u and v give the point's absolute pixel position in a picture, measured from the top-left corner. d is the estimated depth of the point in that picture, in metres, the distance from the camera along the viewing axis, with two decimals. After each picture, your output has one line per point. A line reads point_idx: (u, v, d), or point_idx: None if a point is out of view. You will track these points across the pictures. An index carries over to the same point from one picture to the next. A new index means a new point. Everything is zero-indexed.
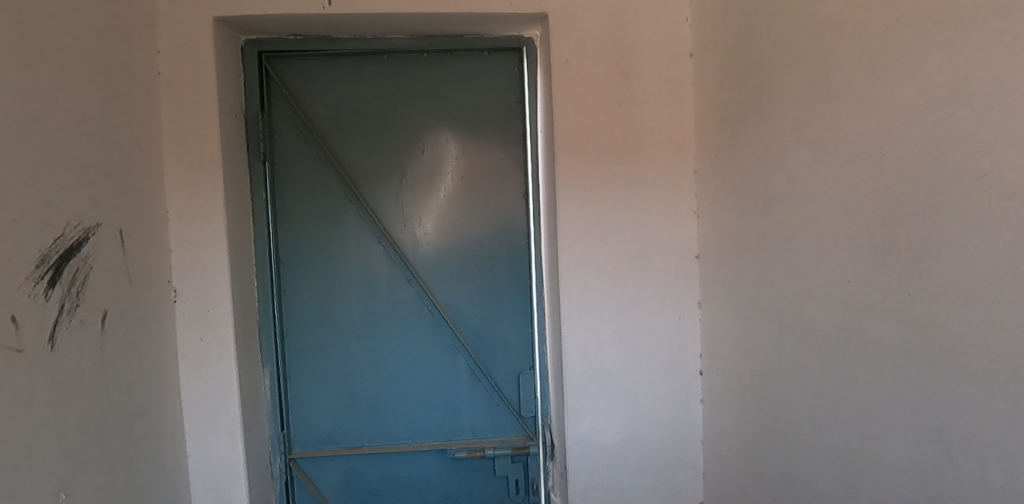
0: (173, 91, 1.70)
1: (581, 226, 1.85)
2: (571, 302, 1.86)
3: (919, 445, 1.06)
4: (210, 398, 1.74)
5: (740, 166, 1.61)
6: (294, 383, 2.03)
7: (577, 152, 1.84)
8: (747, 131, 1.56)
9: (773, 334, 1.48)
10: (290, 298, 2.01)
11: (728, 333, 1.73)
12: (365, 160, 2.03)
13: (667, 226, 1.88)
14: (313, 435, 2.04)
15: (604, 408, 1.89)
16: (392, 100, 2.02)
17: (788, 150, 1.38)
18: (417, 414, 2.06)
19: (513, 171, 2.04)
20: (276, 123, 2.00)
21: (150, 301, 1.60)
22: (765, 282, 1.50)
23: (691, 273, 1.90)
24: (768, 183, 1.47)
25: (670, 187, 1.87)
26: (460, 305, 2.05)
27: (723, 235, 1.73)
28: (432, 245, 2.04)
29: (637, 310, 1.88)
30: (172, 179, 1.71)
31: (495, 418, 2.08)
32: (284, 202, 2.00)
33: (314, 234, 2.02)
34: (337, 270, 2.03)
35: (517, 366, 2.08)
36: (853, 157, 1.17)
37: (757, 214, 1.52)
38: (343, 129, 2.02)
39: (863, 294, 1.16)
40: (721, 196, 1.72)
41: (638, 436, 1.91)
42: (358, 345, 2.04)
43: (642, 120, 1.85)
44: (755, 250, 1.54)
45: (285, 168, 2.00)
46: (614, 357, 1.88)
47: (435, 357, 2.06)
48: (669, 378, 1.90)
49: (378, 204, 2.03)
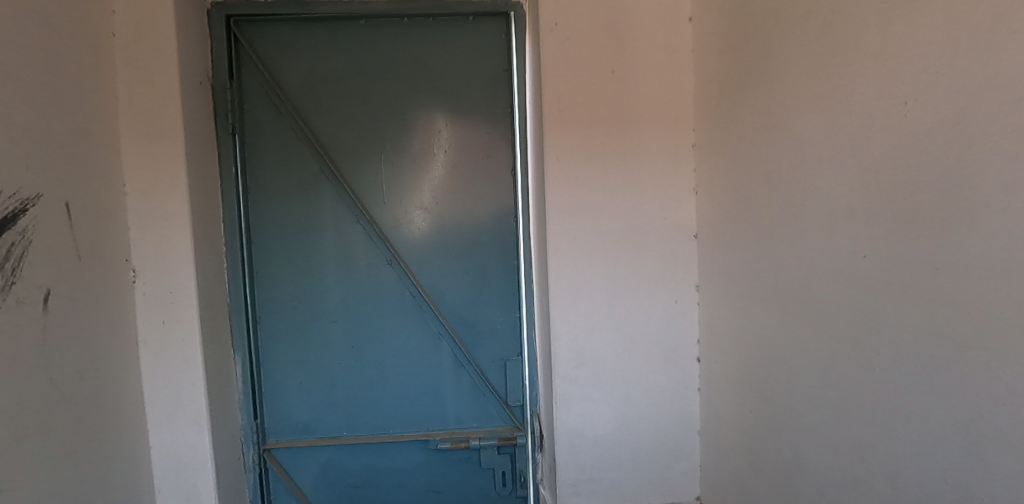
0: (132, 53, 1.57)
1: (572, 203, 1.73)
2: (561, 284, 1.74)
3: (947, 438, 0.94)
4: (173, 386, 1.63)
5: (743, 135, 1.49)
6: (268, 369, 1.92)
7: (567, 123, 1.71)
8: (750, 99, 1.45)
9: (778, 317, 1.37)
10: (263, 279, 1.90)
11: (728, 317, 1.62)
12: (341, 133, 1.90)
13: (664, 204, 1.76)
14: (288, 425, 1.93)
15: (596, 397, 1.78)
16: (370, 69, 1.89)
17: (796, 114, 1.26)
18: (398, 403, 1.95)
19: (499, 145, 1.92)
20: (247, 92, 1.87)
21: (105, 281, 1.48)
22: (769, 262, 1.39)
23: (690, 253, 1.78)
24: (774, 152, 1.35)
25: (667, 161, 1.75)
26: (443, 289, 1.94)
27: (723, 213, 1.62)
28: (414, 224, 1.92)
29: (631, 293, 1.77)
30: (129, 150, 1.58)
31: (481, 408, 1.97)
32: (256, 177, 1.88)
33: (288, 212, 1.90)
34: (313, 250, 1.91)
35: (504, 352, 1.96)
36: (873, 116, 1.05)
37: (762, 189, 1.40)
38: (317, 100, 1.89)
39: (880, 271, 1.05)
40: (721, 171, 1.61)
41: (631, 427, 1.80)
42: (335, 330, 1.92)
43: (637, 89, 1.73)
44: (759, 226, 1.43)
45: (256, 141, 1.88)
46: (606, 343, 1.77)
47: (417, 343, 1.94)
48: (666, 366, 1.79)
49: (356, 180, 1.90)
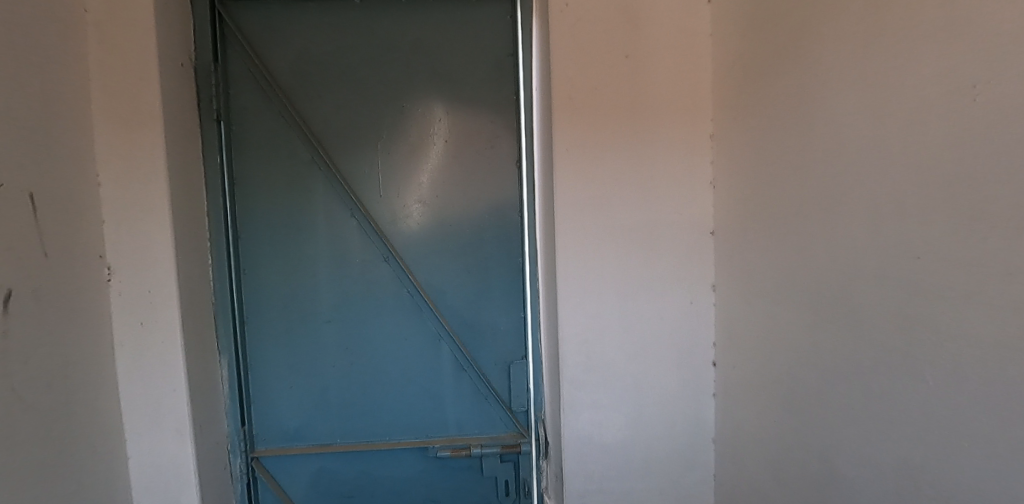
0: (106, 31, 1.44)
1: (582, 197, 1.62)
2: (570, 283, 1.64)
3: (1015, 462, 0.85)
4: (153, 392, 1.51)
5: (770, 125, 1.38)
6: (257, 372, 1.80)
7: (578, 111, 1.60)
8: (778, 87, 1.34)
9: (807, 321, 1.27)
10: (251, 277, 1.78)
11: (749, 320, 1.52)
12: (334, 120, 1.78)
13: (679, 198, 1.66)
14: (278, 431, 1.82)
15: (606, 403, 1.68)
16: (366, 52, 1.77)
17: (833, 100, 1.15)
18: (395, 409, 1.84)
19: (503, 134, 1.81)
20: (233, 76, 1.75)
21: (76, 280, 1.36)
22: (798, 263, 1.29)
23: (705, 251, 1.68)
24: (806, 144, 1.24)
25: (683, 153, 1.65)
26: (443, 287, 1.82)
27: (744, 209, 1.51)
28: (413, 218, 1.80)
29: (644, 293, 1.67)
30: (103, 137, 1.45)
31: (483, 413, 1.86)
32: (243, 167, 1.76)
33: (278, 205, 1.77)
34: (304, 246, 1.79)
35: (507, 354, 1.85)
36: (929, 102, 0.95)
37: (792, 183, 1.30)
38: (309, 85, 1.77)
39: (935, 275, 0.95)
40: (743, 163, 1.51)
41: (642, 434, 1.70)
42: (328, 330, 1.80)
43: (652, 76, 1.62)
44: (787, 222, 1.33)
45: (243, 129, 1.76)
46: (617, 346, 1.67)
47: (415, 344, 1.83)
48: (679, 370, 1.69)
49: (350, 170, 1.78)
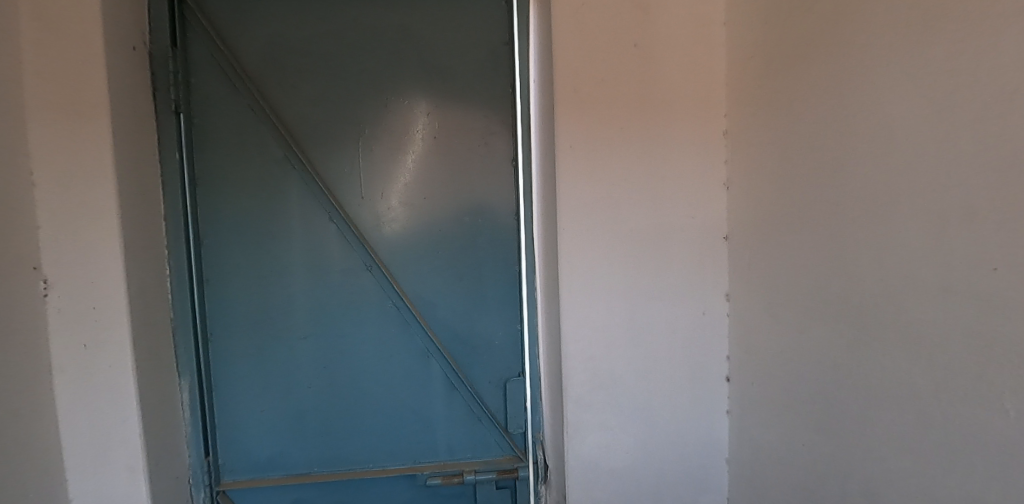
0: (42, 6, 1.24)
1: (588, 199, 1.47)
2: (575, 294, 1.49)
3: None
4: (99, 424, 1.31)
5: (797, 120, 1.25)
6: (222, 396, 1.60)
7: (584, 104, 1.45)
8: (808, 78, 1.22)
9: (846, 337, 1.14)
10: (215, 289, 1.58)
11: (770, 332, 1.39)
12: (311, 113, 1.59)
13: (691, 201, 1.52)
14: (248, 461, 1.62)
15: (613, 424, 1.53)
16: (346, 38, 1.59)
17: (881, 92, 1.03)
18: (380, 433, 1.66)
19: (499, 131, 1.65)
20: (194, 62, 1.55)
21: (4, 298, 1.15)
22: (834, 273, 1.16)
23: (719, 258, 1.54)
24: (845, 141, 1.12)
25: (695, 152, 1.51)
26: (432, 299, 1.66)
27: (763, 213, 1.39)
28: (398, 223, 1.63)
29: (653, 304, 1.53)
30: (40, 130, 1.25)
31: (476, 435, 1.70)
32: (206, 165, 1.56)
33: (246, 208, 1.58)
34: (277, 253, 1.60)
35: (503, 371, 1.69)
36: (1012, 92, 0.83)
37: (826, 184, 1.17)
38: (281, 74, 1.58)
39: (1016, 290, 0.83)
40: (764, 163, 1.38)
41: (652, 457, 1.56)
42: (304, 348, 1.62)
43: (663, 67, 1.49)
44: (820, 228, 1.20)
45: (206, 122, 1.56)
46: (625, 362, 1.52)
47: (403, 362, 1.65)
48: (690, 387, 1.56)
49: (328, 170, 1.60)
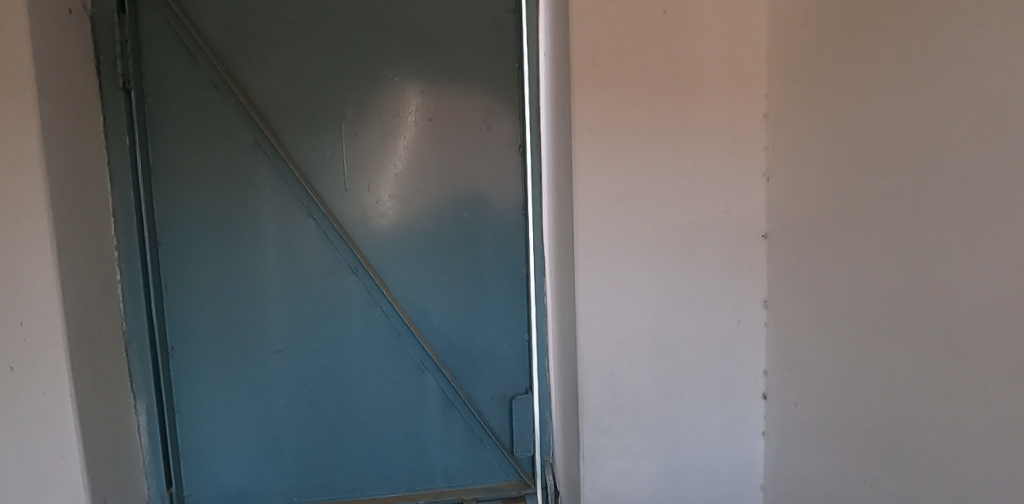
0: None
1: (609, 192, 1.26)
2: (593, 303, 1.28)
3: None
4: (30, 460, 1.10)
5: (853, 99, 1.02)
6: (186, 419, 1.39)
7: (605, 82, 1.23)
8: (869, 46, 0.98)
9: (931, 362, 0.90)
10: (174, 296, 1.37)
11: (813, 352, 1.17)
12: (285, 91, 1.37)
13: (724, 195, 1.28)
14: (216, 492, 1.43)
15: (635, 450, 1.34)
16: (326, 4, 1.37)
17: (983, 60, 0.80)
18: (369, 458, 1.47)
19: (501, 113, 1.44)
20: (146, 31, 1.31)
21: None
22: (905, 286, 0.93)
23: (755, 259, 1.30)
24: (919, 125, 0.89)
25: (730, 138, 1.27)
26: (426, 305, 1.45)
27: (803, 210, 1.16)
28: (387, 219, 1.42)
29: (681, 312, 1.31)
30: None
31: (477, 459, 1.51)
32: (162, 152, 1.33)
33: (211, 203, 1.36)
34: (247, 255, 1.38)
35: (506, 387, 1.50)
36: None
37: (891, 178, 0.95)
38: (250, 45, 1.35)
39: None
40: (808, 150, 1.14)
41: (677, 487, 1.36)
42: (281, 363, 1.41)
43: (695, 38, 1.25)
44: (881, 230, 0.97)
45: (161, 103, 1.33)
46: (648, 379, 1.32)
47: (395, 377, 1.45)
48: (720, 406, 1.35)
49: (306, 158, 1.38)
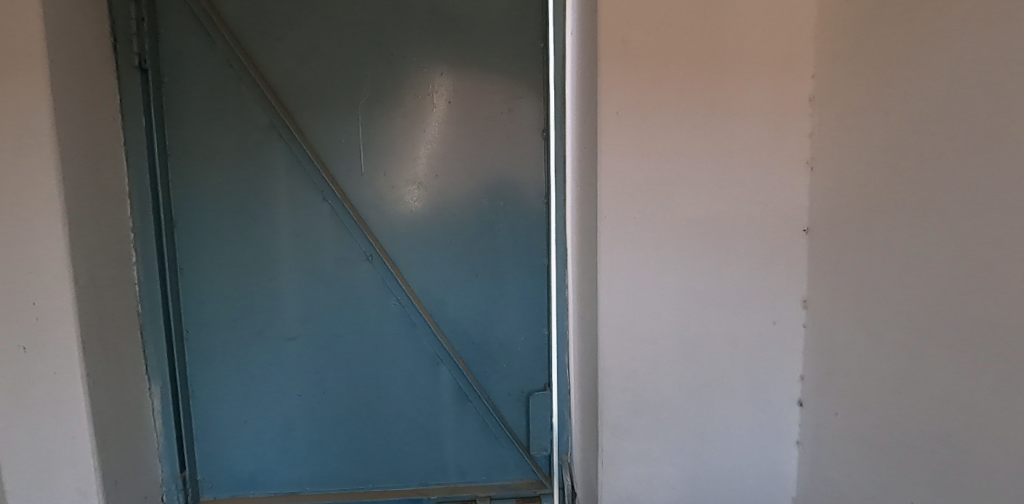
0: None
1: (637, 182, 1.16)
2: (614, 298, 1.20)
3: None
4: (41, 440, 1.10)
5: (906, 78, 0.90)
6: (200, 403, 1.39)
7: (634, 60, 1.13)
8: (929, 17, 0.86)
9: (988, 377, 0.79)
10: (190, 279, 1.36)
11: (853, 358, 1.06)
12: (301, 72, 1.33)
13: (761, 184, 1.17)
14: (230, 477, 1.42)
15: (657, 455, 1.26)
16: None
17: None
18: (381, 450, 1.44)
19: (524, 96, 1.36)
20: (163, 9, 1.29)
21: None
22: (960, 291, 0.83)
23: (794, 255, 1.19)
24: (984, 107, 0.78)
25: (767, 122, 1.15)
26: (442, 295, 1.40)
27: (851, 202, 1.04)
28: (404, 205, 1.37)
29: (710, 311, 1.22)
30: None
31: (492, 455, 1.46)
32: (178, 134, 1.32)
33: (226, 186, 1.34)
34: (262, 240, 1.36)
35: (523, 382, 1.45)
36: None
37: (948, 169, 0.83)
38: (267, 24, 1.31)
39: None
40: (854, 135, 1.03)
41: (700, 495, 1.28)
42: (294, 350, 1.39)
43: (732, 10, 1.13)
44: (931, 227, 0.87)
45: (177, 83, 1.31)
46: (673, 381, 1.24)
47: (409, 369, 1.41)
48: (751, 412, 1.26)
49: (322, 141, 1.35)
